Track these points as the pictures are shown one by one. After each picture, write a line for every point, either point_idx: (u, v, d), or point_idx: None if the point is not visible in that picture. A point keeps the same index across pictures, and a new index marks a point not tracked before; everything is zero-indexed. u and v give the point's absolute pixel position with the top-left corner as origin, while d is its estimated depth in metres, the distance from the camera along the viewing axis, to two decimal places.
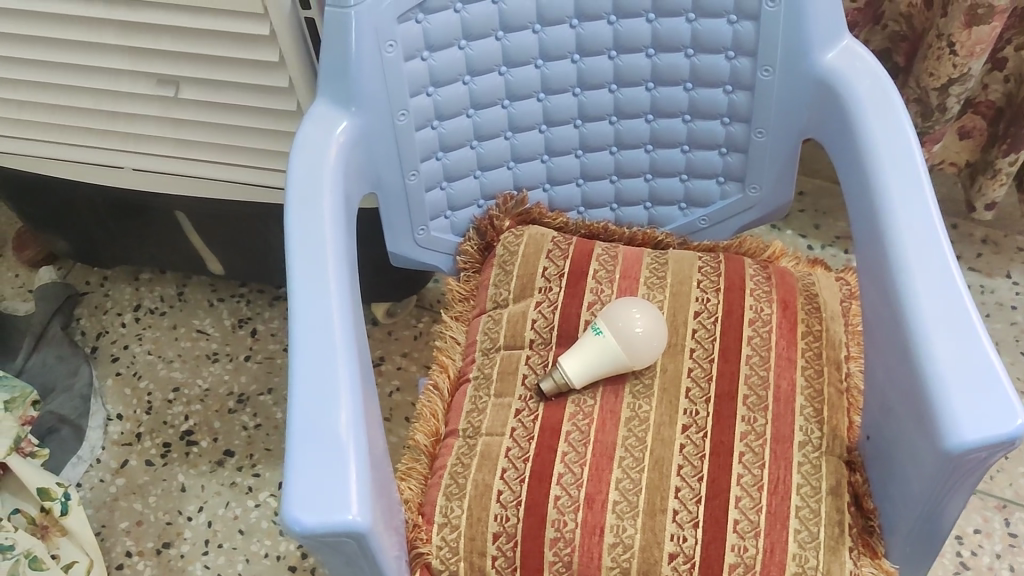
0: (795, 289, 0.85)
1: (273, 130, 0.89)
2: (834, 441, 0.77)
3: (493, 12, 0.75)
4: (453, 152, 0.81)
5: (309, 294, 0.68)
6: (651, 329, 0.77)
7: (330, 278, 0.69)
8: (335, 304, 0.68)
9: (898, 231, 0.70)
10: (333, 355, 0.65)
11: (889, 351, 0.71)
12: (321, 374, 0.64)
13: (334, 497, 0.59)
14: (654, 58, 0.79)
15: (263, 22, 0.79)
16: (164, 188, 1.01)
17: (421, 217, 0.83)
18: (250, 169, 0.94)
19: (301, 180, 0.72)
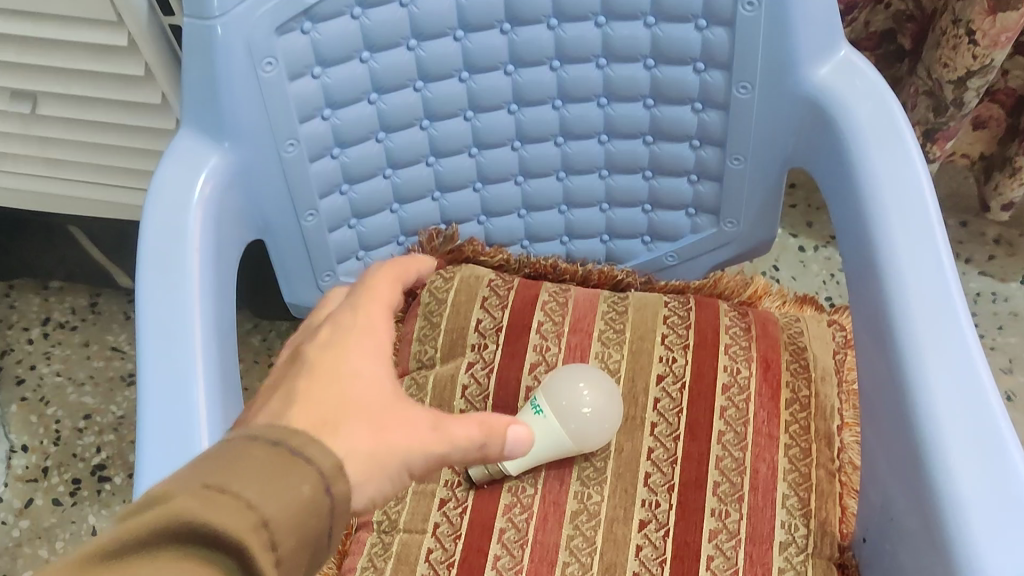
0: (779, 342, 0.71)
1: (155, 149, 0.74)
2: (823, 540, 0.63)
3: (402, 17, 0.60)
4: (361, 184, 0.66)
5: (163, 384, 0.52)
6: (602, 406, 0.63)
7: (194, 357, 0.53)
8: (196, 390, 0.52)
9: (905, 297, 0.55)
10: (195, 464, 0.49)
11: (896, 448, 0.57)
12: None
13: None
14: (607, 68, 0.64)
15: (120, 31, 0.64)
16: (39, 208, 0.85)
17: (325, 261, 0.68)
18: (140, 193, 0.79)
19: (157, 229, 0.57)
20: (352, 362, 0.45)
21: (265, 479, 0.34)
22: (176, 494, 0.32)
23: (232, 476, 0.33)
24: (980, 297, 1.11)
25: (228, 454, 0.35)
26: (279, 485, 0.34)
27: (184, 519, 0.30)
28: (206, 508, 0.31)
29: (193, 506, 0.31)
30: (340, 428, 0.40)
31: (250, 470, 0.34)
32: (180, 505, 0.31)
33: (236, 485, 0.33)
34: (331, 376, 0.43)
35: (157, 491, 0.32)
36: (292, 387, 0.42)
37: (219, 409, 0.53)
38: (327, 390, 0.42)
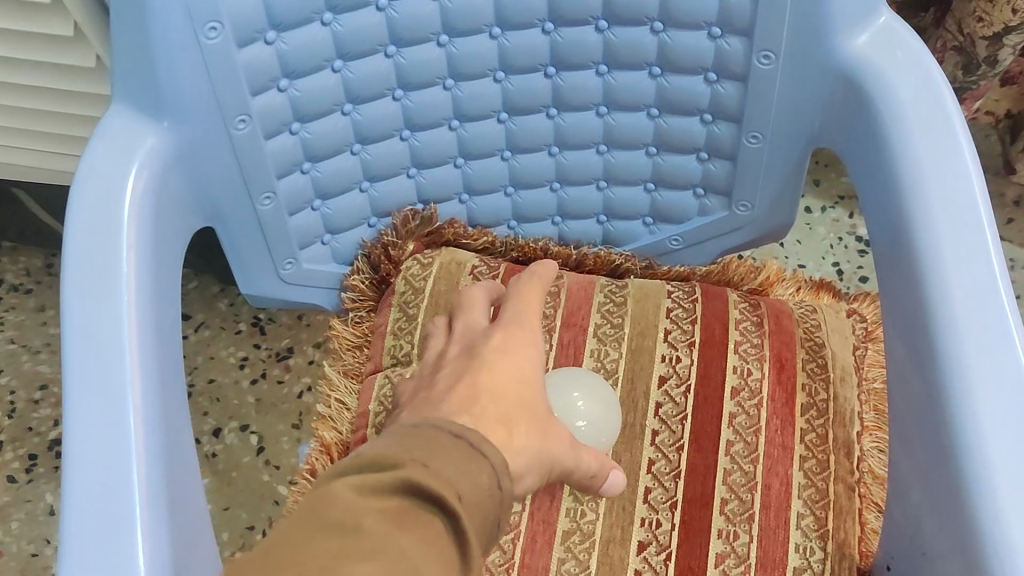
0: (794, 337, 0.63)
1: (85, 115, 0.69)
2: (841, 564, 0.57)
3: None
4: (326, 161, 0.58)
5: (94, 405, 0.45)
6: (593, 396, 0.56)
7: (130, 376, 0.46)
8: (133, 414, 0.45)
9: (951, 309, 0.48)
10: (131, 506, 0.42)
11: (929, 472, 0.51)
12: (110, 540, 0.41)
13: None
14: (609, 32, 0.55)
15: None
16: None
17: (284, 247, 0.61)
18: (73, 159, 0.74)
19: (86, 223, 0.49)
20: (514, 374, 0.48)
21: (457, 461, 0.39)
22: (396, 459, 0.39)
23: (433, 456, 0.39)
24: None
25: (429, 429, 0.41)
26: (468, 469, 0.39)
27: (420, 465, 0.38)
28: (433, 459, 0.39)
29: (418, 461, 0.39)
30: (514, 430, 0.45)
31: (446, 451, 0.40)
32: (416, 459, 0.39)
33: (437, 455, 0.39)
34: (508, 376, 0.47)
35: (374, 455, 0.39)
36: (473, 374, 0.47)
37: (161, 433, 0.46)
38: (500, 378, 0.47)
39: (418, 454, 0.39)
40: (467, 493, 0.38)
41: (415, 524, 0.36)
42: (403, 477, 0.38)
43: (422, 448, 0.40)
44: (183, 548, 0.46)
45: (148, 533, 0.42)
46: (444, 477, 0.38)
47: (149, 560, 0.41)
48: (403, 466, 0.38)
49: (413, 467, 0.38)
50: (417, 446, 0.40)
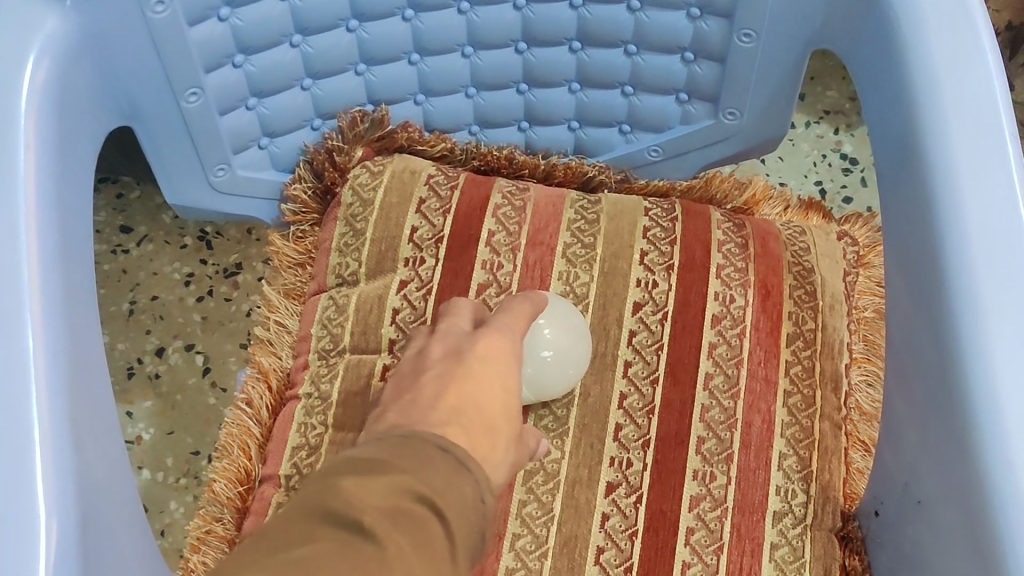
0: (781, 261, 0.58)
1: None
2: (825, 508, 0.53)
3: None
4: (262, 54, 0.51)
5: None
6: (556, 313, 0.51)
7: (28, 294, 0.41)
8: (31, 338, 0.40)
9: (965, 235, 0.43)
10: (30, 434, 0.38)
11: (925, 412, 0.46)
12: (5, 488, 0.37)
13: None
14: None
15: None
16: None
17: (213, 148, 0.54)
18: None
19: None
20: (498, 386, 0.43)
21: (448, 471, 0.35)
22: (382, 462, 0.34)
23: (421, 464, 0.34)
24: None
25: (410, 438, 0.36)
26: (457, 481, 0.35)
27: (410, 472, 0.34)
28: (422, 465, 0.34)
29: (407, 466, 0.34)
30: (498, 443, 0.40)
31: (434, 460, 0.35)
32: (405, 467, 0.34)
33: (428, 464, 0.35)
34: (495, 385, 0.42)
35: (362, 458, 0.34)
36: (458, 382, 0.42)
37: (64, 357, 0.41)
38: (484, 390, 0.42)
39: (407, 460, 0.35)
40: (459, 505, 0.34)
41: (410, 530, 0.32)
42: (393, 478, 0.33)
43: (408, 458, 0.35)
44: (96, 484, 0.41)
45: (49, 476, 0.38)
46: (434, 486, 0.34)
47: (49, 497, 0.38)
48: (390, 469, 0.34)
49: (400, 472, 0.34)
50: (404, 451, 0.35)
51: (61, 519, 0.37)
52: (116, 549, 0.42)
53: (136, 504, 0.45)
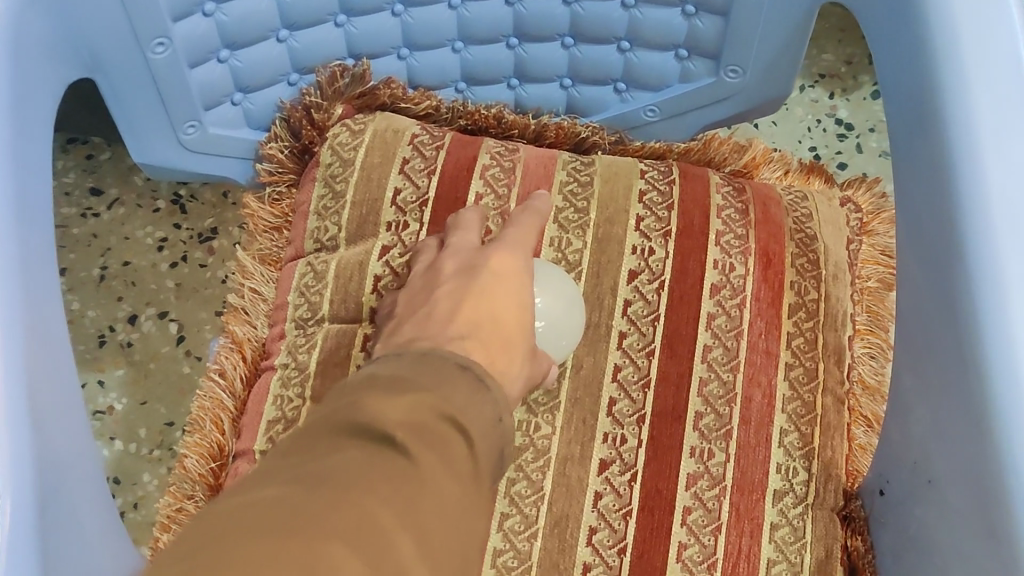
0: (783, 228, 0.55)
1: None
2: (827, 486, 0.51)
3: None
4: (233, 3, 0.48)
5: None
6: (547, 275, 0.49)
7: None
8: None
9: (986, 199, 0.41)
10: None
11: (934, 384, 0.44)
12: None
13: None
14: None
15: None
16: None
17: (179, 101, 0.51)
18: None
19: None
20: (513, 303, 0.44)
21: (469, 389, 0.36)
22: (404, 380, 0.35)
23: (442, 381, 0.36)
24: None
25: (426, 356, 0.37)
26: (478, 398, 0.36)
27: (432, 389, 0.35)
28: (441, 383, 0.36)
29: (428, 384, 0.35)
30: (514, 356, 0.42)
31: (455, 378, 0.36)
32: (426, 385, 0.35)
33: (449, 382, 0.36)
34: (506, 300, 0.44)
35: (385, 376, 0.36)
36: (472, 297, 0.43)
37: (14, 323, 0.38)
38: (500, 304, 0.43)
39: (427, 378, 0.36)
40: (480, 423, 0.35)
41: (436, 444, 0.33)
42: (417, 395, 0.34)
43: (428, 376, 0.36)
44: (58, 458, 0.38)
45: (5, 452, 0.35)
46: (455, 405, 0.35)
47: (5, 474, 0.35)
48: (412, 388, 0.35)
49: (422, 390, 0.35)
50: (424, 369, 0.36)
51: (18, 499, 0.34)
52: (81, 528, 0.39)
53: (102, 479, 0.43)
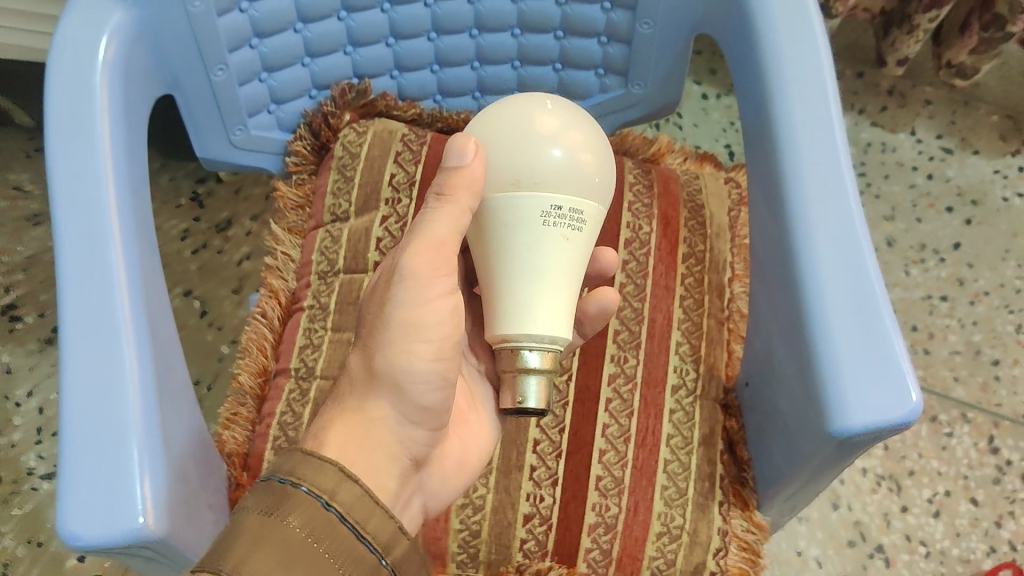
0: (679, 199, 0.75)
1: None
2: (710, 383, 0.70)
3: None
4: (271, 38, 0.66)
5: (79, 231, 0.54)
6: (516, 107, 0.48)
7: (111, 226, 0.54)
8: (112, 243, 0.54)
9: (799, 167, 0.60)
10: (115, 311, 0.53)
11: (777, 296, 0.63)
12: (100, 351, 0.52)
13: (120, 501, 0.48)
14: None
15: None
16: None
17: (234, 115, 0.69)
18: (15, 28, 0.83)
19: (62, 105, 0.56)
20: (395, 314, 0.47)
21: (280, 542, 0.40)
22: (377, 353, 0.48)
23: (258, 540, 0.40)
24: (870, 147, 1.21)
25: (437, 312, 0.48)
26: (287, 548, 0.40)
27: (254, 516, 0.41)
28: (277, 504, 0.42)
29: (251, 526, 0.40)
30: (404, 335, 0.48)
31: (273, 534, 0.40)
32: (438, 333, 0.48)
33: (262, 539, 0.40)
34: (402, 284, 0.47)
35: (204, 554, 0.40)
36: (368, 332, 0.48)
37: (135, 259, 0.56)
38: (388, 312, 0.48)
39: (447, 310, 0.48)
40: (281, 558, 0.39)
41: (276, 543, 0.40)
42: (237, 546, 0.39)
43: (514, 347, 0.47)
44: (159, 349, 0.56)
45: (132, 343, 0.53)
46: (282, 508, 0.41)
47: (134, 354, 0.53)
48: (418, 361, 0.47)
49: (415, 359, 0.47)
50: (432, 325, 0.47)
51: (144, 386, 0.52)
52: (173, 399, 0.57)
53: (182, 378, 0.60)
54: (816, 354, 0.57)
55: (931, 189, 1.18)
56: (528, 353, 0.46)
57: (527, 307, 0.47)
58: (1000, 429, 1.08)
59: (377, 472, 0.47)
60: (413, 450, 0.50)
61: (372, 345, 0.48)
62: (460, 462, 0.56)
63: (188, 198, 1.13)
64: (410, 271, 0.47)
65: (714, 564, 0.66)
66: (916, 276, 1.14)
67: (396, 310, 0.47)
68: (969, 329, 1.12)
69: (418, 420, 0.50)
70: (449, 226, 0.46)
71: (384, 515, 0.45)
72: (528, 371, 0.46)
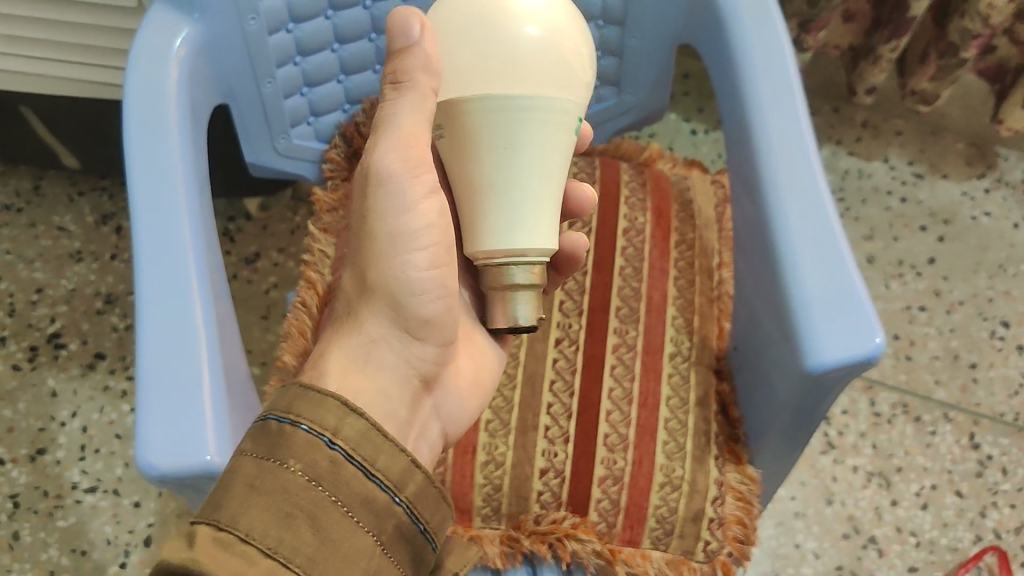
0: (670, 196, 0.86)
1: (97, 44, 0.91)
2: (703, 352, 0.79)
3: None
4: (310, 57, 0.78)
5: (155, 206, 0.62)
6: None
7: (181, 205, 0.63)
8: (183, 218, 0.62)
9: (771, 146, 0.70)
10: (186, 275, 0.61)
11: (758, 266, 0.71)
12: (175, 308, 0.59)
13: (191, 434, 0.55)
14: None
15: None
16: (26, 86, 0.97)
17: (279, 125, 0.81)
18: (82, 70, 0.94)
19: (141, 103, 0.65)
20: (388, 223, 0.56)
21: (277, 490, 0.45)
22: (376, 266, 0.57)
23: (258, 491, 0.45)
24: (848, 174, 1.31)
25: (422, 217, 0.56)
26: (281, 497, 0.45)
27: (253, 459, 0.47)
28: (281, 450, 0.47)
29: (247, 475, 0.46)
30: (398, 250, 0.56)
31: (269, 484, 0.45)
32: (429, 237, 0.57)
33: (260, 491, 0.45)
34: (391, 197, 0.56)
35: (213, 501, 0.45)
36: (366, 248, 0.57)
37: (201, 233, 0.64)
38: (382, 228, 0.56)
39: (430, 214, 0.57)
40: (274, 507, 0.45)
41: (274, 488, 0.45)
42: (235, 495, 0.45)
43: (504, 267, 0.56)
44: (220, 314, 0.64)
45: (199, 301, 0.60)
46: (280, 451, 0.47)
47: (202, 311, 0.60)
48: (414, 268, 0.57)
49: (411, 265, 0.56)
50: (419, 231, 0.56)
51: (210, 339, 0.59)
52: (231, 357, 0.65)
53: (237, 346, 0.68)
54: (790, 302, 0.64)
55: (906, 211, 1.28)
56: (515, 271, 0.56)
57: (515, 233, 0.55)
58: (980, 427, 1.14)
59: (382, 398, 0.56)
60: (422, 366, 0.59)
61: (369, 260, 0.57)
62: (467, 387, 0.65)
63: (220, 233, 1.22)
64: (386, 174, 0.55)
65: (712, 511, 0.73)
66: (896, 289, 1.22)
67: (385, 218, 0.56)
68: (947, 336, 1.20)
69: (421, 334, 0.59)
70: (415, 113, 0.54)
71: (393, 450, 0.50)
72: (516, 288, 0.57)
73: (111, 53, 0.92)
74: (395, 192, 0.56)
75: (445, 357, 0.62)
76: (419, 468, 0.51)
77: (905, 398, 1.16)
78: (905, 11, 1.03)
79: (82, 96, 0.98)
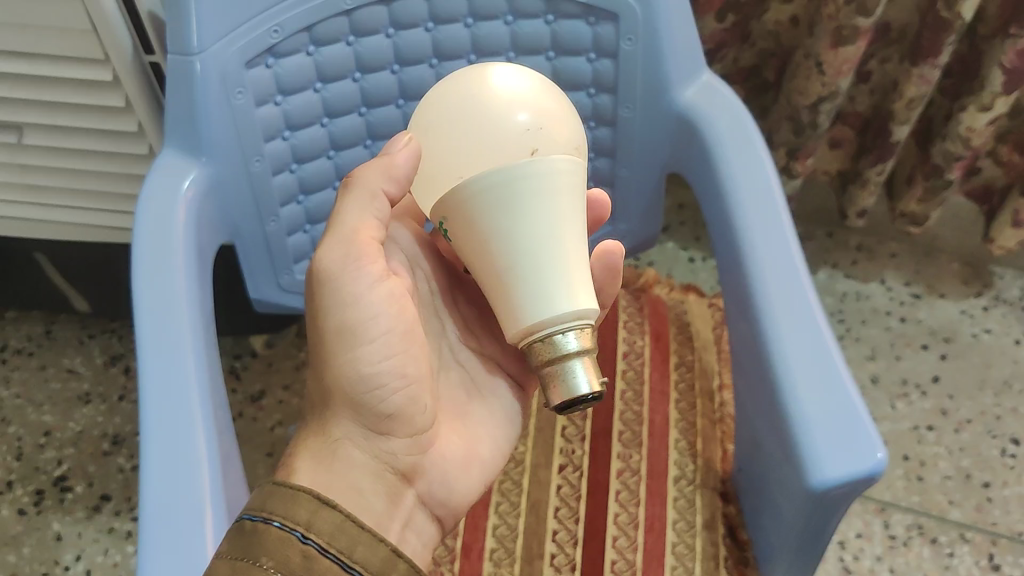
0: (668, 319, 0.89)
1: (109, 189, 0.95)
2: (708, 473, 0.79)
3: (354, 91, 0.78)
4: (313, 195, 0.81)
5: (158, 339, 0.64)
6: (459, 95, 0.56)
7: (185, 336, 0.64)
8: (186, 349, 0.64)
9: (760, 266, 0.71)
10: (189, 405, 0.62)
11: (755, 385, 0.72)
12: (175, 435, 0.60)
13: (187, 553, 0.55)
14: (515, 61, 0.81)
15: (130, 117, 0.87)
16: (40, 233, 1.00)
17: (284, 262, 0.83)
18: (94, 213, 0.97)
19: (148, 238, 0.68)
20: (335, 319, 0.59)
21: None
22: (331, 367, 0.59)
23: None
24: (846, 296, 1.33)
25: (371, 309, 0.59)
26: None
27: (227, 560, 0.49)
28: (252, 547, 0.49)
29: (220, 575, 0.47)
30: (354, 342, 0.58)
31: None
32: (381, 333, 0.59)
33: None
34: (332, 297, 0.59)
35: None
36: (319, 343, 0.60)
37: (206, 363, 0.65)
38: (331, 322, 0.59)
39: (378, 308, 0.59)
40: None
41: None
42: None
43: (545, 340, 0.52)
44: (224, 444, 0.65)
45: (201, 427, 0.61)
46: (253, 551, 0.49)
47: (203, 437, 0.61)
48: (369, 365, 0.59)
49: (365, 358, 0.58)
50: (371, 325, 0.59)
51: (211, 467, 0.60)
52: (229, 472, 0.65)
53: (235, 463, 0.69)
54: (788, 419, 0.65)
55: (906, 330, 1.29)
56: (565, 337, 0.52)
57: (551, 298, 0.52)
58: (999, 547, 1.12)
59: (358, 493, 0.59)
60: (394, 461, 0.61)
61: (325, 358, 0.59)
62: (458, 467, 0.64)
63: (226, 371, 1.24)
64: (327, 268, 0.58)
65: None
66: (903, 409, 1.22)
67: (332, 315, 0.59)
68: (957, 455, 1.19)
69: (387, 429, 0.60)
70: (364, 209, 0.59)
71: (372, 541, 0.51)
72: (571, 356, 0.52)
73: (121, 198, 0.96)
74: (339, 288, 0.58)
75: (423, 448, 0.62)
76: (403, 558, 0.52)
77: (919, 519, 1.14)
78: (889, 136, 1.06)
79: (94, 239, 1.01)
